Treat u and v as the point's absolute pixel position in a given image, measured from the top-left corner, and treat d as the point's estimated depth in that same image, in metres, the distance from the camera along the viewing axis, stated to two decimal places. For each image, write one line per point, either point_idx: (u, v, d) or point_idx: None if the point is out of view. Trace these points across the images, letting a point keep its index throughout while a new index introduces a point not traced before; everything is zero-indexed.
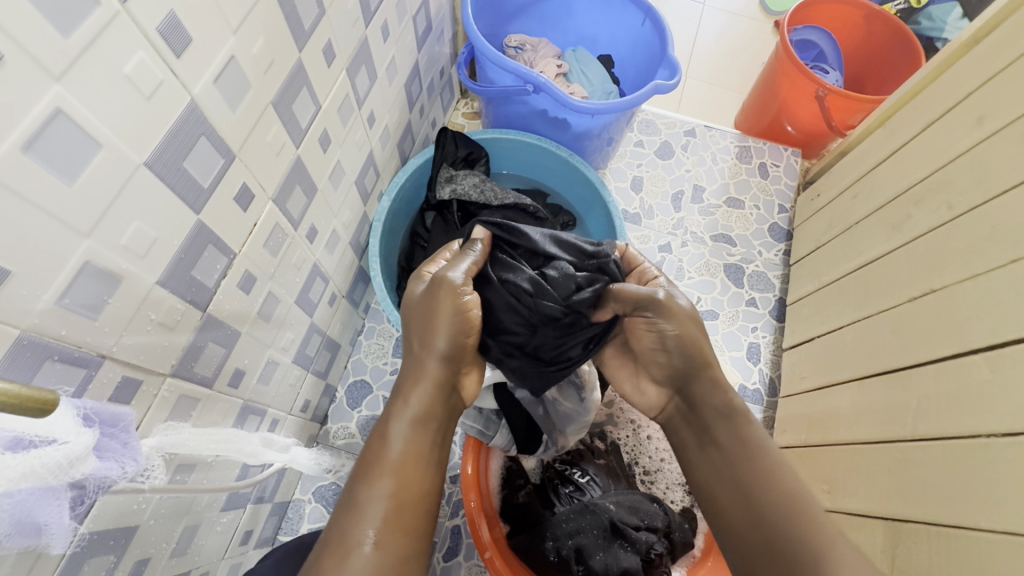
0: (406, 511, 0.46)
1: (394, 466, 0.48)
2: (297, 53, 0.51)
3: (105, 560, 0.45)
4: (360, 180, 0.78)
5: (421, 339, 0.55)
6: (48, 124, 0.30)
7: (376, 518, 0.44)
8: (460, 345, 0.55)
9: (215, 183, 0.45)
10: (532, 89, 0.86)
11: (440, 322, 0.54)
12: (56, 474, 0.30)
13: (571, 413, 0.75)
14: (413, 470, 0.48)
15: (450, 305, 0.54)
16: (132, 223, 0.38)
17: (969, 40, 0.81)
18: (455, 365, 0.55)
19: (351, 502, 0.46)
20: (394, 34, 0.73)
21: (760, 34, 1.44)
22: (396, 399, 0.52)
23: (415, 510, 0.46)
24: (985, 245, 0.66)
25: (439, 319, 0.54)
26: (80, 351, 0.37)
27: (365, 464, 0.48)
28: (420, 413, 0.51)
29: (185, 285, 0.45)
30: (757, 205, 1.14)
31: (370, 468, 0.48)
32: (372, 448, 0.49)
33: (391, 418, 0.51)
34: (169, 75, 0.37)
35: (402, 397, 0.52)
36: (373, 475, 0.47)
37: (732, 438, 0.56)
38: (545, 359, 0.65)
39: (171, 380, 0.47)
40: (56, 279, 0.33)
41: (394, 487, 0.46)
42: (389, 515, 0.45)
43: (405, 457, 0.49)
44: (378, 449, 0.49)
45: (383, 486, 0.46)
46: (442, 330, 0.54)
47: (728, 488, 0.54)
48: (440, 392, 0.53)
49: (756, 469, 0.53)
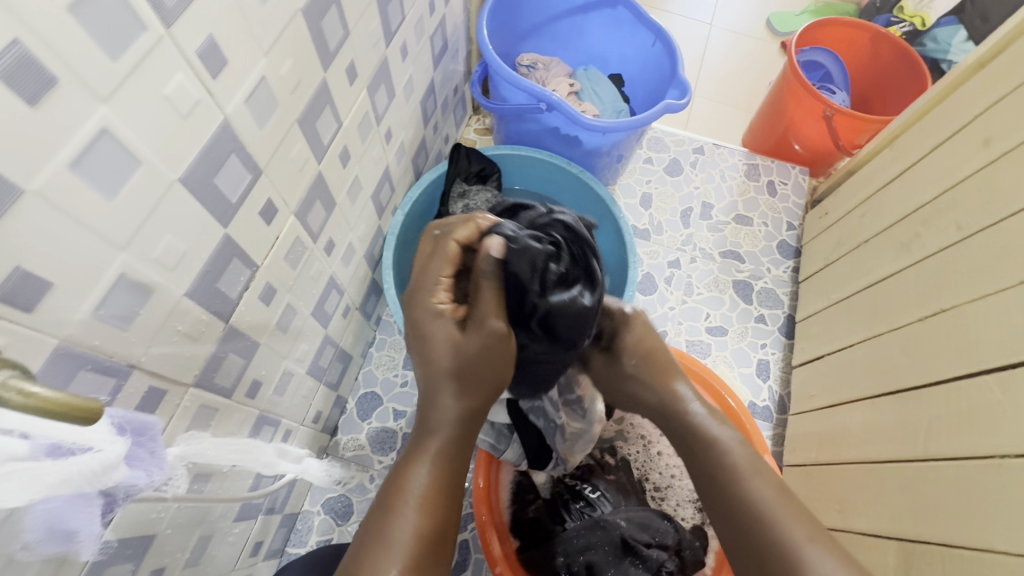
0: (427, 546, 0.46)
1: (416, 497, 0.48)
2: (321, 72, 0.53)
3: (124, 569, 0.45)
4: (376, 195, 0.79)
5: (468, 380, 0.52)
6: (93, 142, 0.31)
7: (402, 556, 0.45)
8: (498, 377, 0.54)
9: (242, 199, 0.46)
10: (545, 106, 0.88)
11: (490, 375, 0.53)
12: (90, 482, 0.31)
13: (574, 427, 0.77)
14: (435, 504, 0.48)
15: (502, 361, 0.53)
16: (163, 237, 0.39)
17: (976, 63, 0.82)
18: (485, 399, 0.54)
19: (375, 533, 0.47)
20: (412, 54, 0.75)
21: (766, 54, 1.47)
22: (426, 429, 0.52)
23: (435, 542, 0.47)
24: (994, 266, 0.66)
25: (489, 370, 0.53)
26: (111, 360, 0.38)
27: (391, 493, 0.49)
28: (450, 433, 0.52)
29: (209, 296, 0.46)
30: (765, 222, 1.15)
31: (394, 499, 0.48)
32: (396, 478, 0.50)
33: (417, 453, 0.51)
34: (205, 95, 0.38)
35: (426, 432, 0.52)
36: (397, 507, 0.48)
37: (725, 448, 0.57)
38: (557, 337, 0.59)
39: (193, 390, 0.47)
40: (92, 291, 0.34)
41: (419, 520, 0.47)
42: (412, 552, 0.45)
43: (430, 490, 0.49)
44: (403, 480, 0.49)
45: (410, 521, 0.47)
46: (489, 382, 0.53)
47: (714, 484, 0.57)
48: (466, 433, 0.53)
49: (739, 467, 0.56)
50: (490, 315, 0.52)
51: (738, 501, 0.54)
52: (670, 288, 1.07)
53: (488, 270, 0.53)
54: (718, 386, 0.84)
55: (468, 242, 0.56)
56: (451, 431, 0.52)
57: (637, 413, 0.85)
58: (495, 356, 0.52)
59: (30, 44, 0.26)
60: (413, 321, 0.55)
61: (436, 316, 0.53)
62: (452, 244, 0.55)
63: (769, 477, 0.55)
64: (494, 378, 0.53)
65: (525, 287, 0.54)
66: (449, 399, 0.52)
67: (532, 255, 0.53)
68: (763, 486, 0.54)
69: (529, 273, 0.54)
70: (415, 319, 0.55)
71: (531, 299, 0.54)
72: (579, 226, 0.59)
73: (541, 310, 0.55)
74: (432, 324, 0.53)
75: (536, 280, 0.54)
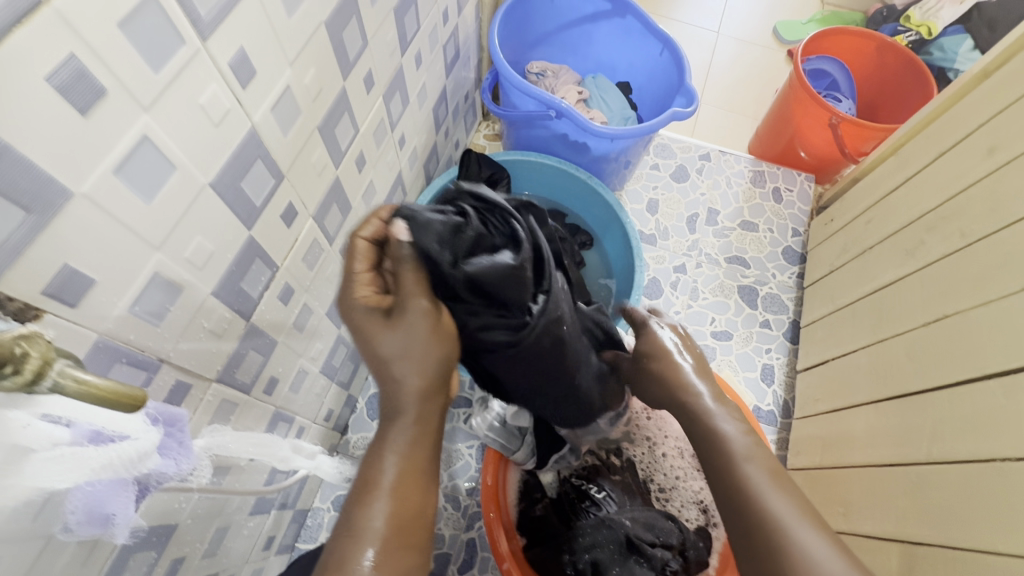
0: (402, 533, 0.46)
1: (388, 487, 0.47)
2: (341, 81, 0.55)
3: (148, 556, 0.47)
4: (389, 199, 0.81)
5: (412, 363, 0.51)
6: (136, 149, 0.33)
7: (377, 538, 0.45)
8: (449, 353, 0.53)
9: (266, 202, 0.48)
10: (554, 113, 0.90)
11: (429, 356, 0.52)
12: (127, 468, 0.33)
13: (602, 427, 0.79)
14: (407, 490, 0.47)
15: (434, 340, 0.52)
16: (194, 238, 0.41)
17: (979, 73, 0.83)
18: (438, 377, 0.52)
19: (349, 524, 0.46)
20: (425, 62, 0.77)
21: (773, 61, 1.48)
22: (389, 420, 0.51)
23: (412, 525, 0.47)
24: (997, 273, 0.67)
25: (425, 350, 0.51)
26: (143, 354, 0.40)
27: (360, 486, 0.47)
28: (419, 421, 0.51)
29: (233, 295, 0.48)
30: (771, 228, 1.16)
31: (364, 490, 0.47)
32: (366, 468, 0.48)
33: (383, 442, 0.49)
34: (236, 104, 0.40)
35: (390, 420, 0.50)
36: (368, 498, 0.46)
37: (724, 438, 0.59)
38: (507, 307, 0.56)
39: (216, 385, 0.49)
40: (128, 288, 0.36)
41: (392, 508, 0.46)
42: (384, 538, 0.45)
43: (400, 477, 0.48)
44: (372, 470, 0.48)
45: (381, 509, 0.46)
46: (429, 357, 0.52)
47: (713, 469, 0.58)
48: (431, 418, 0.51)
49: (736, 451, 0.57)
50: (414, 295, 0.51)
51: (734, 483, 0.55)
52: (676, 293, 1.09)
53: (405, 255, 0.51)
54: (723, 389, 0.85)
55: (380, 237, 0.56)
56: (417, 419, 0.51)
57: (642, 415, 0.85)
58: (433, 336, 0.52)
59: (85, 58, 0.28)
60: (352, 327, 0.54)
61: (377, 325, 0.52)
62: (359, 241, 0.54)
63: (764, 461, 0.56)
64: (433, 358, 0.52)
65: (435, 263, 0.51)
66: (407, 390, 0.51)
67: (434, 228, 0.51)
68: (758, 468, 0.56)
69: (440, 243, 0.52)
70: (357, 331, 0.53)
71: (449, 271, 0.52)
72: (482, 191, 0.57)
73: (464, 279, 0.52)
74: (369, 332, 0.52)
75: (448, 252, 0.52)
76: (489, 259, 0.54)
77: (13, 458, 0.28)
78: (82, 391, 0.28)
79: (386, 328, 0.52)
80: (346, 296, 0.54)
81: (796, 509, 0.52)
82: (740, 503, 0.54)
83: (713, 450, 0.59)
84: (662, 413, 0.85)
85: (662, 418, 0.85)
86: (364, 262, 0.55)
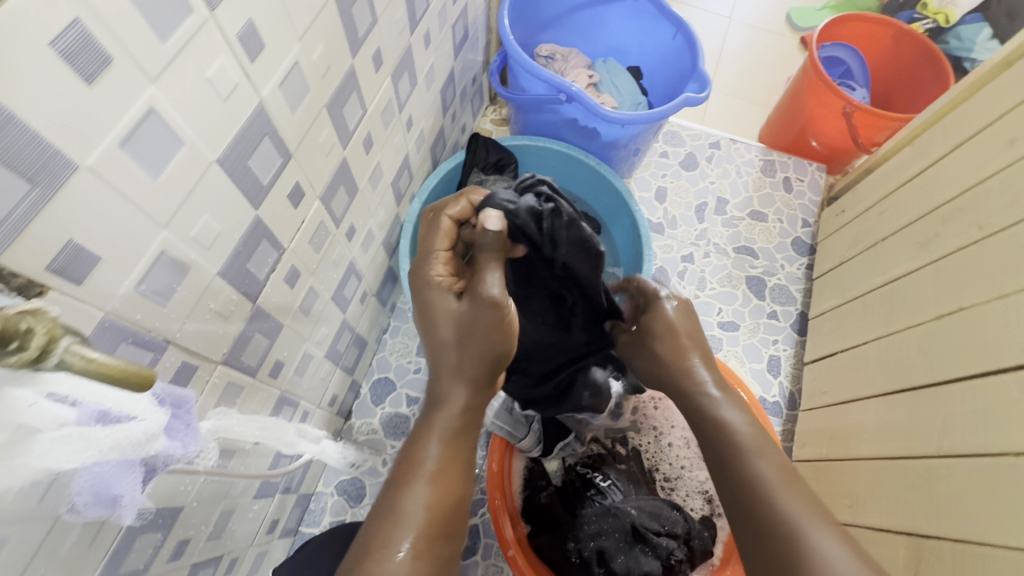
0: (440, 520, 0.47)
1: (430, 472, 0.49)
2: (350, 58, 0.53)
3: (153, 539, 0.47)
4: (396, 182, 0.80)
5: (465, 351, 0.53)
6: (143, 121, 0.32)
7: (416, 525, 0.46)
8: (502, 348, 0.53)
9: (273, 181, 0.47)
10: (564, 97, 0.88)
11: (484, 344, 0.52)
12: (135, 449, 0.33)
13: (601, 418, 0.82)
14: (447, 478, 0.49)
15: (492, 328, 0.52)
16: (201, 217, 0.40)
17: (1001, 62, 0.81)
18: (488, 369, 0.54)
19: (389, 506, 0.47)
20: (434, 42, 0.76)
21: (786, 49, 1.45)
22: (435, 408, 0.53)
23: (447, 518, 0.48)
24: (1014, 266, 0.66)
25: (478, 342, 0.53)
26: (150, 335, 0.39)
27: (403, 472, 0.49)
28: (464, 412, 0.53)
29: (240, 277, 0.47)
30: (780, 218, 1.15)
31: (408, 473, 0.49)
32: (409, 452, 0.51)
33: (427, 429, 0.52)
34: (244, 79, 0.39)
35: (435, 411, 0.53)
36: (410, 484, 0.48)
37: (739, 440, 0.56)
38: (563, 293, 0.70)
39: (221, 367, 0.48)
40: (135, 267, 0.35)
41: (433, 495, 0.48)
42: (424, 524, 0.46)
43: (443, 466, 0.50)
44: (415, 455, 0.50)
45: (421, 496, 0.47)
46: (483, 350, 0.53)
47: (725, 466, 0.55)
48: (472, 411, 0.53)
49: (748, 449, 0.55)
50: (484, 284, 0.53)
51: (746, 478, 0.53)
52: (683, 283, 1.08)
53: (486, 241, 0.55)
54: (732, 381, 0.84)
55: (460, 217, 0.61)
56: (463, 408, 0.53)
57: (650, 405, 0.86)
58: (486, 327, 0.52)
59: (89, 23, 0.27)
60: (421, 301, 0.57)
61: (441, 308, 0.55)
62: (445, 220, 0.60)
63: (777, 459, 0.54)
64: (489, 347, 0.52)
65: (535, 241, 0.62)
66: (455, 385, 0.53)
67: (525, 213, 0.60)
68: (770, 465, 0.53)
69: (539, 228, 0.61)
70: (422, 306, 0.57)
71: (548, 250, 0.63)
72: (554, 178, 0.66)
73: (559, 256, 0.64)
74: (431, 314, 0.55)
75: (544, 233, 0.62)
76: (574, 240, 0.64)
77: (18, 439, 0.27)
78: (83, 370, 0.27)
79: (457, 306, 0.54)
80: (422, 268, 0.58)
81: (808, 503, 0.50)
82: (753, 499, 0.51)
83: (723, 441, 0.57)
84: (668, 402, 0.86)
85: (669, 408, 0.86)
86: (438, 236, 0.59)
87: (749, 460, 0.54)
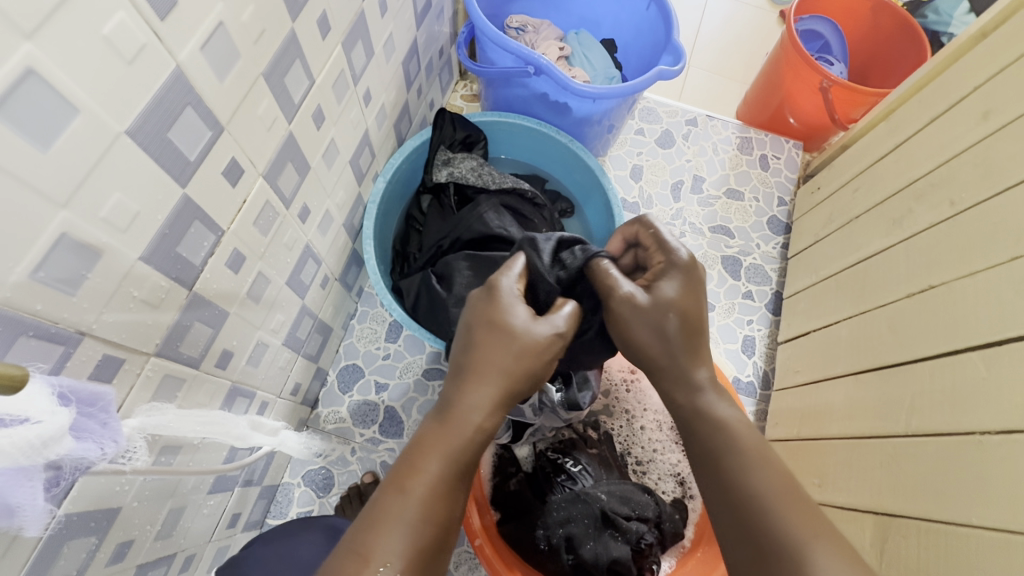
0: (433, 533, 0.44)
1: (429, 482, 0.45)
2: (289, 22, 0.49)
3: (86, 543, 0.44)
4: (355, 160, 0.76)
5: (514, 360, 0.50)
6: (20, 84, 0.28)
7: (411, 535, 0.42)
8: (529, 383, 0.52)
9: (202, 157, 0.43)
10: (533, 70, 0.84)
11: (533, 368, 0.51)
12: (29, 454, 0.31)
13: (560, 418, 0.78)
14: (449, 490, 0.45)
15: (548, 356, 0.52)
16: (112, 195, 0.36)
17: (977, 33, 0.79)
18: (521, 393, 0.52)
19: (381, 508, 0.43)
20: (392, 10, 0.71)
21: (765, 23, 1.42)
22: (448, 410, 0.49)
23: (441, 526, 0.44)
24: (985, 243, 0.65)
25: (531, 358, 0.51)
26: (57, 327, 0.35)
27: (402, 473, 0.45)
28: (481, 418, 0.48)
29: (169, 262, 0.43)
30: (756, 197, 1.13)
31: (407, 479, 0.45)
32: (412, 455, 0.46)
33: (434, 435, 0.47)
34: (153, 38, 0.35)
35: (444, 417, 0.48)
36: (408, 487, 0.44)
37: (718, 409, 0.53)
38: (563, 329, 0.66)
39: (155, 359, 0.45)
40: (29, 251, 0.32)
41: (426, 506, 0.44)
42: (418, 538, 0.43)
43: (445, 478, 0.46)
44: (416, 459, 0.46)
45: (417, 504, 0.44)
46: (528, 368, 0.51)
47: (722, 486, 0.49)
48: (485, 424, 0.49)
49: (746, 461, 0.49)
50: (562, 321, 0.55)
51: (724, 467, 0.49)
52: None
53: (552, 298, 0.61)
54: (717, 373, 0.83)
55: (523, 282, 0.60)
56: (472, 419, 0.48)
57: (622, 388, 0.87)
58: (540, 344, 0.52)
59: None
60: (492, 300, 0.54)
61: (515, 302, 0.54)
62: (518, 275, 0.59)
63: (777, 468, 0.48)
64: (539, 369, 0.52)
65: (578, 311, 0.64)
66: (483, 386, 0.49)
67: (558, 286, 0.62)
68: (771, 479, 0.47)
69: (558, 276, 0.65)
70: (494, 288, 0.56)
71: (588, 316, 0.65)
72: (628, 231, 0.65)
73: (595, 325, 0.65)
74: (504, 300, 0.54)
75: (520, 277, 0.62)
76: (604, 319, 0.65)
77: None
78: None
79: (534, 324, 0.53)
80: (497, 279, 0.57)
81: (778, 494, 0.46)
82: (753, 529, 0.45)
83: (714, 450, 0.50)
84: (640, 384, 0.87)
85: (641, 391, 0.87)
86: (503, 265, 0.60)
87: (746, 475, 0.48)
